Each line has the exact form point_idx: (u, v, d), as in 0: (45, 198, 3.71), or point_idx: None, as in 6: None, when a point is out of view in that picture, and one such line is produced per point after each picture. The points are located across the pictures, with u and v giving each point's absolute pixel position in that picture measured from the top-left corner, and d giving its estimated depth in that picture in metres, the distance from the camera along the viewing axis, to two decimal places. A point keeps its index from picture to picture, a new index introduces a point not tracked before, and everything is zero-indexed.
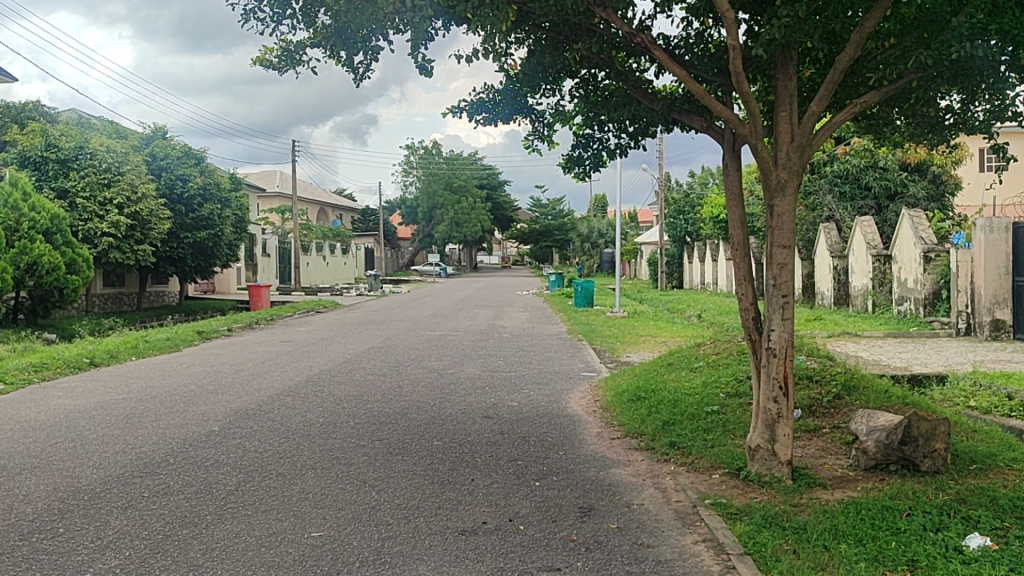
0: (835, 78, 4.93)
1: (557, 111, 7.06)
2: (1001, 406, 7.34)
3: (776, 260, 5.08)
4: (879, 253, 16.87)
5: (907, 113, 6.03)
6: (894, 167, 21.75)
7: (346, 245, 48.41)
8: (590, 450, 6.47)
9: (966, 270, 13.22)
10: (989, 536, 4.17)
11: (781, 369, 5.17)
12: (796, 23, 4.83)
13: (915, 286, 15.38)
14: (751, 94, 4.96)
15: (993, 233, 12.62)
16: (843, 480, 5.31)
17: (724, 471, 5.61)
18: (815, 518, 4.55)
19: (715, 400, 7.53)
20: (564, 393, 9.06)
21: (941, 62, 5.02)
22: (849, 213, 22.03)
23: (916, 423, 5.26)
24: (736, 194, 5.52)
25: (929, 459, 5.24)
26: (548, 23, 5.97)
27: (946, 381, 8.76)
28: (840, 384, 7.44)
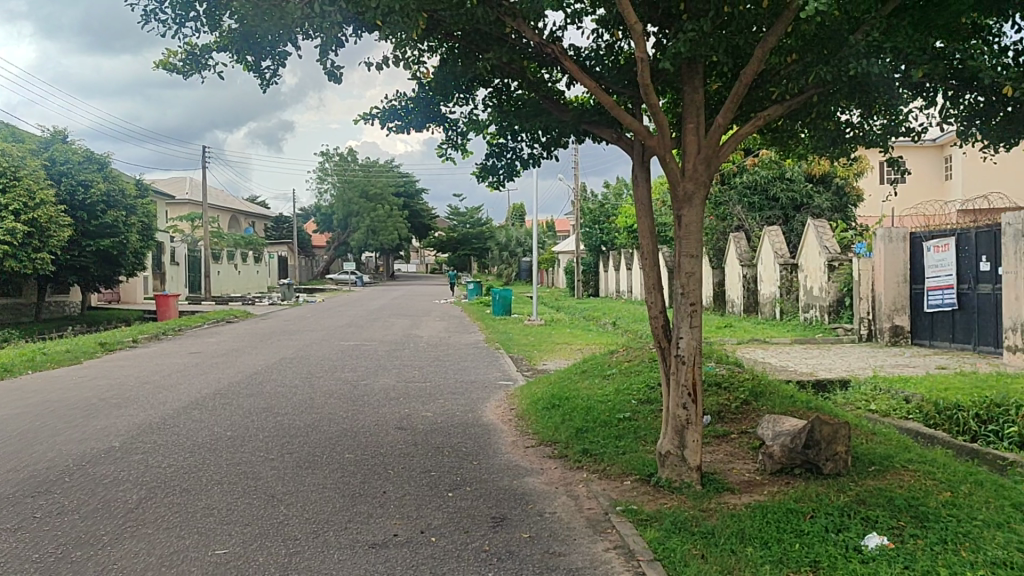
0: (740, 91, 5.05)
1: (471, 120, 7.03)
2: (900, 409, 7.79)
3: (684, 269, 5.17)
4: (785, 262, 17.43)
5: (809, 127, 6.21)
6: (800, 179, 22.50)
7: (258, 254, 47.30)
8: (504, 459, 6.47)
9: (867, 278, 13.78)
10: (886, 536, 4.35)
11: (690, 376, 5.25)
12: (702, 37, 4.94)
13: (819, 294, 15.93)
14: (659, 106, 5.04)
15: (892, 242, 13.26)
16: (750, 484, 5.43)
17: (636, 477, 5.67)
18: (723, 522, 4.64)
19: (627, 407, 7.61)
20: (479, 403, 9.05)
21: (841, 79, 5.13)
22: (757, 223, 22.64)
23: (818, 427, 5.43)
24: (646, 205, 5.61)
25: (831, 462, 5.38)
26: (460, 32, 5.96)
27: (849, 386, 9.08)
28: (748, 389, 7.62)
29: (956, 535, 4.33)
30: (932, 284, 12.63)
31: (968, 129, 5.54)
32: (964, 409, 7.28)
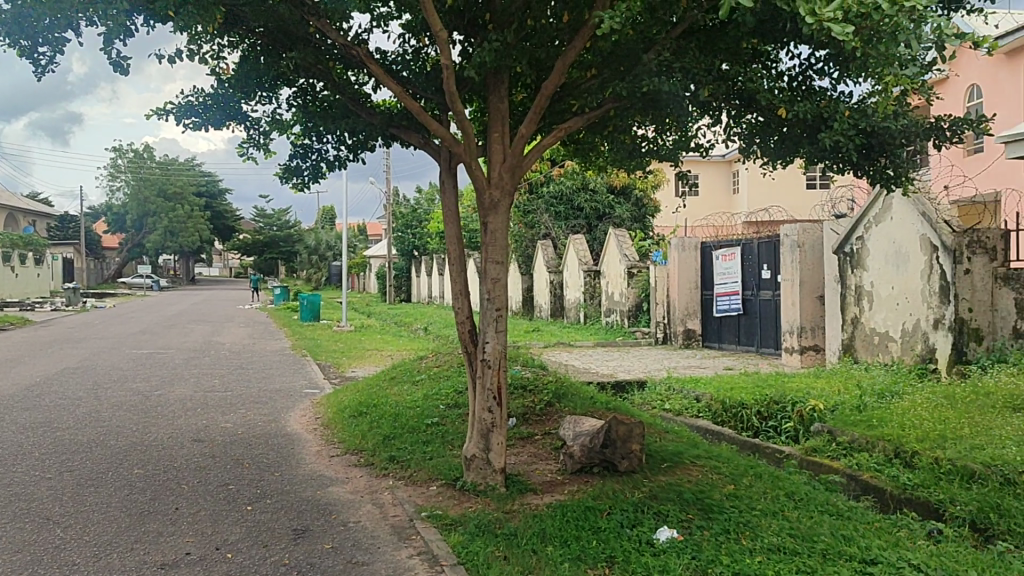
0: (543, 103, 5.21)
1: (274, 119, 6.80)
2: (691, 408, 8.38)
3: (490, 275, 5.26)
4: (589, 268, 18.12)
5: (608, 140, 6.48)
6: (602, 190, 23.45)
7: (40, 255, 43.58)
8: (307, 469, 6.30)
9: (663, 284, 14.60)
10: (675, 529, 4.61)
11: (495, 379, 5.33)
12: (505, 48, 5.05)
13: (620, 300, 16.68)
14: (464, 114, 5.10)
15: (685, 251, 14.10)
16: (552, 484, 5.59)
17: (442, 482, 5.68)
18: (525, 523, 4.74)
19: (435, 412, 7.63)
20: (283, 412, 8.77)
21: (635, 96, 5.36)
22: (563, 231, 23.38)
23: (615, 427, 5.68)
24: (452, 211, 5.65)
25: (627, 459, 5.64)
26: (262, 28, 5.78)
27: (646, 387, 9.56)
28: (551, 391, 7.86)
29: (738, 525, 4.69)
30: (720, 290, 13.58)
31: (750, 146, 5.93)
32: (747, 407, 7.99)
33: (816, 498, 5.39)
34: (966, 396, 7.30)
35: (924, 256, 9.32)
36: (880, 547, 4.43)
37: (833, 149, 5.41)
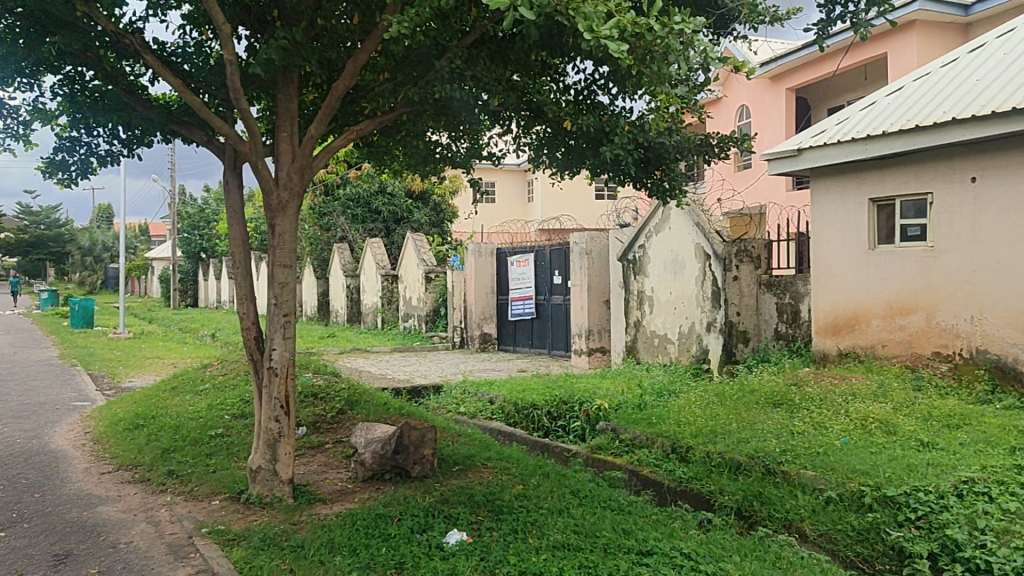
0: (333, 104, 5.13)
1: (35, 108, 6.22)
2: (485, 410, 8.62)
3: (278, 279, 5.09)
4: (387, 273, 18.02)
5: (401, 145, 6.44)
6: (400, 195, 22.60)
7: None
8: (74, 489, 5.83)
9: (459, 289, 14.83)
10: (465, 531, 4.67)
11: (283, 388, 5.16)
12: (293, 47, 4.92)
13: (417, 304, 16.72)
14: (250, 113, 4.92)
15: (481, 256, 14.37)
16: (342, 493, 5.48)
17: (225, 496, 5.42)
18: (312, 534, 4.61)
19: (219, 423, 7.29)
20: (48, 427, 8.07)
21: (426, 102, 5.35)
22: (359, 235, 22.65)
23: (407, 433, 5.66)
24: (238, 212, 5.42)
25: (419, 465, 5.66)
26: (20, 9, 5.29)
27: (441, 391, 9.64)
28: (344, 399, 7.75)
29: (525, 524, 4.83)
30: (515, 295, 13.98)
31: (539, 156, 6.12)
32: (538, 408, 8.30)
33: (599, 494, 5.65)
34: (734, 393, 7.89)
35: (698, 264, 9.99)
36: (655, 538, 4.70)
37: (613, 161, 5.67)
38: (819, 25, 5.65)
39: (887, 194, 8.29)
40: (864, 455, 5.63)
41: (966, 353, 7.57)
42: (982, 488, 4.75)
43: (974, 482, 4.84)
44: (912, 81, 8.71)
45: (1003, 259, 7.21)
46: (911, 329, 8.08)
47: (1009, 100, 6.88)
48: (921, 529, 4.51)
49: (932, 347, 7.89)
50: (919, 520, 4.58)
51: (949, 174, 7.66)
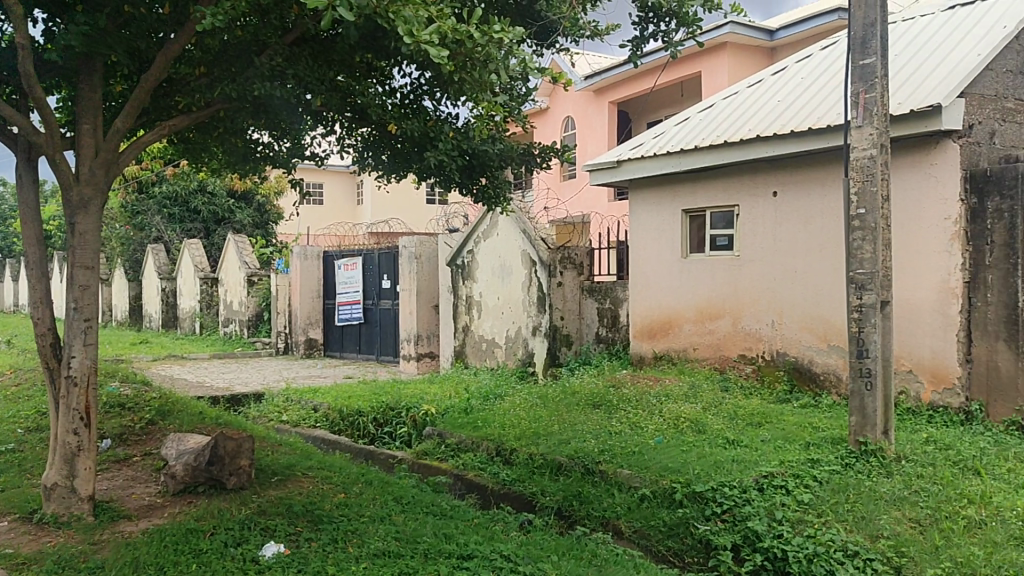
0: (142, 97, 4.85)
1: None
2: (308, 418, 8.45)
3: (77, 282, 4.73)
4: (206, 276, 17.27)
5: (219, 143, 6.15)
6: (221, 194, 20.95)
7: None
8: None
9: (284, 293, 14.46)
10: (282, 543, 4.53)
11: (83, 399, 4.81)
12: (97, 34, 4.61)
13: (239, 309, 16.13)
14: (46, 102, 4.57)
15: (307, 259, 14.05)
16: (149, 509, 5.17)
17: (15, 517, 4.99)
18: (114, 553, 4.32)
19: (11, 437, 6.72)
20: None
21: (245, 99, 5.13)
22: (177, 235, 21.05)
23: (222, 443, 5.43)
24: (32, 208, 5.01)
25: (235, 476, 5.44)
26: None
27: (262, 399, 9.34)
28: (154, 409, 7.36)
29: (345, 533, 4.74)
30: (342, 299, 13.77)
31: (364, 159, 6.04)
32: (364, 414, 8.19)
33: (423, 500, 5.63)
34: (556, 396, 8.08)
35: (525, 270, 10.27)
36: (476, 542, 4.73)
37: (438, 166, 5.80)
38: (633, 42, 5.91)
39: (698, 206, 8.75)
40: (675, 453, 5.90)
41: (768, 355, 8.11)
42: (780, 481, 5.08)
43: (773, 476, 5.17)
44: (722, 99, 9.24)
45: (799, 268, 7.78)
46: (720, 334, 8.58)
47: (803, 122, 7.43)
48: (725, 522, 4.75)
49: (737, 350, 8.41)
50: (724, 514, 4.82)
51: (753, 189, 8.19)
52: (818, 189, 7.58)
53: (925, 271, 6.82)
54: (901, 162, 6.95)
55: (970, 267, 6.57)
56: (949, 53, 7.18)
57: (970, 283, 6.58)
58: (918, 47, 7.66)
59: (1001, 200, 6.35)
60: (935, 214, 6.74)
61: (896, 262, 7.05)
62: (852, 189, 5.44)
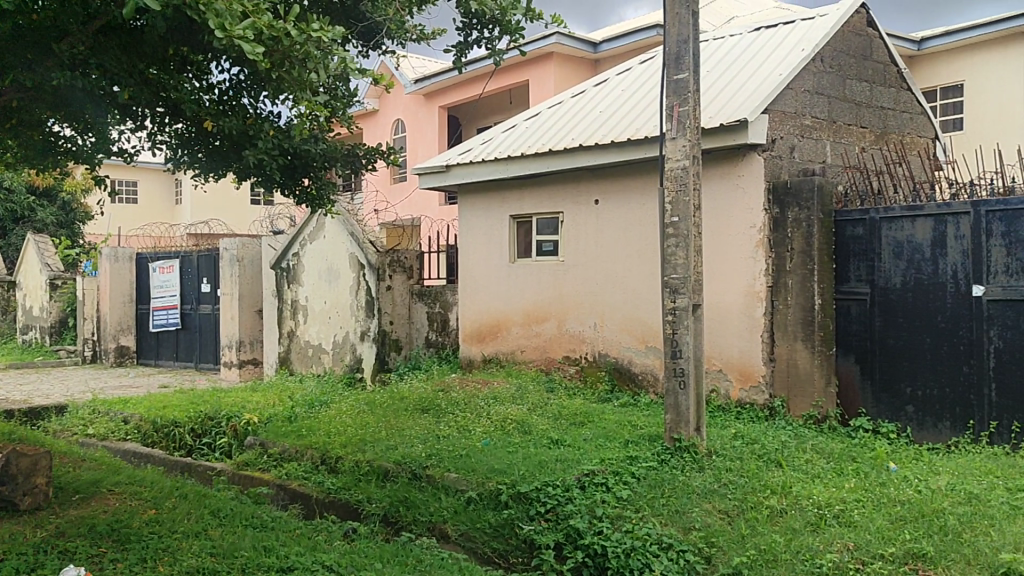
0: None
1: None
2: (118, 431, 7.95)
3: None
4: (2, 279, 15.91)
5: (13, 135, 5.66)
6: (20, 191, 19.42)
7: None
8: None
9: (92, 298, 13.58)
10: (84, 566, 4.22)
11: None
12: None
13: (40, 315, 14.96)
14: None
15: (118, 262, 13.23)
16: None
17: None
18: None
19: None
20: None
21: (41, 88, 4.75)
22: None
23: (14, 460, 5.02)
24: None
25: (30, 495, 5.04)
26: None
27: (66, 412, 8.70)
28: None
29: (155, 551, 4.47)
30: (157, 304, 13.06)
31: (179, 157, 5.74)
32: (180, 425, 7.80)
33: (242, 512, 5.41)
34: (385, 402, 7.99)
35: (353, 272, 10.09)
36: (297, 553, 4.59)
37: (257, 165, 5.60)
38: (458, 47, 5.94)
39: (525, 212, 8.92)
40: (501, 455, 5.97)
41: (591, 357, 8.37)
42: (601, 479, 5.24)
43: (594, 474, 5.33)
44: (548, 108, 9.46)
45: (619, 272, 8.07)
46: (546, 336, 8.78)
47: (623, 132, 7.72)
48: (549, 521, 4.83)
49: (562, 352, 8.63)
50: (548, 513, 4.90)
51: (576, 197, 8.43)
52: (636, 197, 7.89)
53: (733, 276, 7.26)
54: (711, 173, 7.38)
55: (771, 272, 7.04)
56: (754, 72, 7.66)
57: (772, 288, 7.04)
58: (727, 66, 8.13)
59: (799, 211, 6.84)
60: (741, 223, 7.19)
61: (707, 268, 7.46)
62: (666, 198, 5.70)
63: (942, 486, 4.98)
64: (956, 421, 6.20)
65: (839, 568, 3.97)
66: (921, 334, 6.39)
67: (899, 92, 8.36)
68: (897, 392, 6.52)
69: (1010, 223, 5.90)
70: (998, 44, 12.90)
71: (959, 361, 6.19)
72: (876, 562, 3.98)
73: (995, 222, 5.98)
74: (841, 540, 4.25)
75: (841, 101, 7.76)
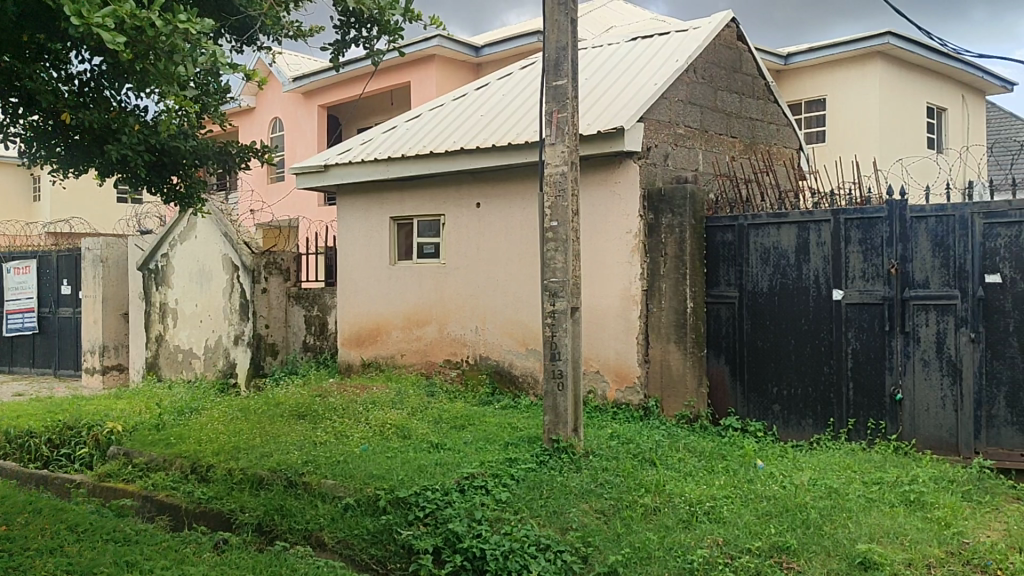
0: None
1: None
2: None
3: None
4: None
5: None
6: None
7: None
8: None
9: None
10: None
11: None
12: None
13: None
14: None
15: None
16: None
17: None
18: None
19: None
20: None
21: None
22: None
23: None
24: None
25: None
26: None
27: None
28: None
29: None
30: (12, 307, 12.29)
31: (34, 150, 5.40)
32: (36, 436, 7.34)
33: (103, 526, 5.14)
34: (259, 408, 7.76)
35: (226, 274, 9.77)
36: (164, 567, 4.40)
37: (120, 161, 5.34)
38: (335, 45, 5.84)
39: (405, 214, 8.83)
40: (380, 460, 5.89)
41: (471, 360, 8.36)
42: (480, 482, 5.23)
43: (473, 477, 5.31)
44: (429, 110, 9.42)
45: (500, 276, 8.11)
46: (426, 340, 8.73)
47: (503, 136, 7.75)
48: (428, 526, 4.78)
49: (443, 355, 8.59)
50: (427, 517, 4.85)
51: (457, 200, 8.42)
52: (517, 201, 7.95)
53: (610, 280, 7.40)
54: (590, 179, 7.51)
55: (647, 276, 7.22)
56: (631, 81, 7.85)
57: (647, 291, 7.22)
58: (605, 73, 8.30)
59: (673, 217, 7.04)
60: (618, 228, 7.34)
61: (585, 272, 7.58)
62: (546, 203, 5.76)
63: (804, 481, 5.21)
64: (817, 419, 6.52)
65: (709, 563, 4.09)
66: (785, 337, 6.69)
67: (766, 104, 8.74)
68: (763, 392, 6.80)
69: (867, 231, 6.26)
70: (857, 62, 13.67)
71: (820, 362, 6.51)
72: (743, 556, 4.13)
73: (853, 229, 6.32)
74: (711, 535, 4.39)
75: (713, 111, 8.05)
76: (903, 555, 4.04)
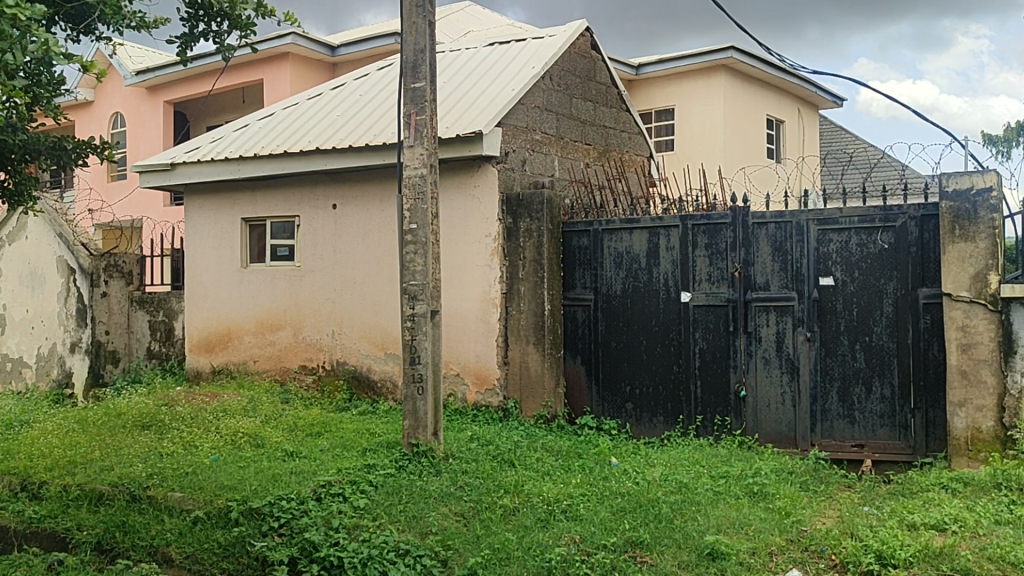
0: None
1: None
2: None
3: None
4: None
5: None
6: None
7: None
8: None
9: None
10: None
11: None
12: None
13: None
14: None
15: None
16: None
17: None
18: None
19: None
20: None
21: None
22: None
23: None
24: None
25: None
26: None
27: None
28: None
29: None
30: None
31: None
32: None
33: None
34: (98, 419, 7.31)
35: (60, 278, 9.33)
36: None
37: None
38: (182, 38, 5.58)
39: (258, 215, 8.55)
40: (231, 470, 5.67)
41: (328, 365, 8.18)
42: (336, 490, 5.12)
43: (330, 485, 5.19)
44: (282, 109, 9.16)
45: (357, 279, 7.99)
46: (280, 345, 8.48)
47: (360, 137, 7.64)
48: (283, 536, 4.63)
49: (298, 361, 8.36)
50: (281, 528, 4.69)
51: (313, 202, 8.23)
52: (374, 203, 7.85)
53: (469, 283, 7.43)
54: (448, 182, 7.51)
55: (505, 280, 7.29)
56: (488, 86, 7.90)
57: (506, 295, 7.28)
58: (463, 78, 8.33)
59: (531, 221, 7.13)
60: (477, 231, 7.37)
61: (444, 275, 7.58)
62: (405, 206, 5.70)
63: (657, 477, 5.39)
64: (668, 416, 6.77)
65: (567, 561, 4.15)
66: (637, 337, 6.90)
67: (619, 112, 9.01)
68: (617, 391, 6.99)
69: (712, 236, 6.55)
70: (703, 74, 14.31)
71: (670, 361, 6.76)
72: (599, 552, 4.23)
73: (700, 234, 6.60)
74: (568, 534, 4.46)
75: (568, 118, 8.22)
76: (747, 545, 4.25)
